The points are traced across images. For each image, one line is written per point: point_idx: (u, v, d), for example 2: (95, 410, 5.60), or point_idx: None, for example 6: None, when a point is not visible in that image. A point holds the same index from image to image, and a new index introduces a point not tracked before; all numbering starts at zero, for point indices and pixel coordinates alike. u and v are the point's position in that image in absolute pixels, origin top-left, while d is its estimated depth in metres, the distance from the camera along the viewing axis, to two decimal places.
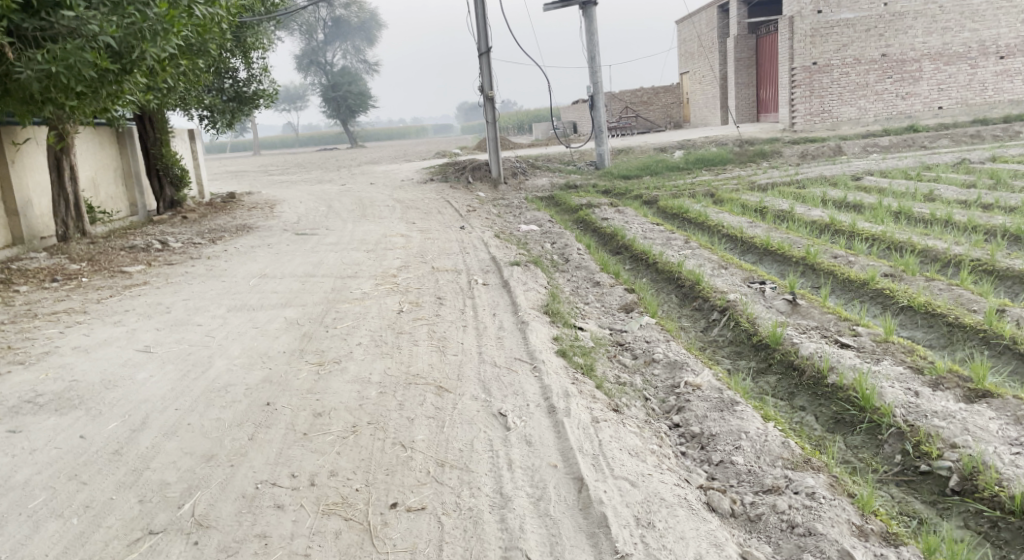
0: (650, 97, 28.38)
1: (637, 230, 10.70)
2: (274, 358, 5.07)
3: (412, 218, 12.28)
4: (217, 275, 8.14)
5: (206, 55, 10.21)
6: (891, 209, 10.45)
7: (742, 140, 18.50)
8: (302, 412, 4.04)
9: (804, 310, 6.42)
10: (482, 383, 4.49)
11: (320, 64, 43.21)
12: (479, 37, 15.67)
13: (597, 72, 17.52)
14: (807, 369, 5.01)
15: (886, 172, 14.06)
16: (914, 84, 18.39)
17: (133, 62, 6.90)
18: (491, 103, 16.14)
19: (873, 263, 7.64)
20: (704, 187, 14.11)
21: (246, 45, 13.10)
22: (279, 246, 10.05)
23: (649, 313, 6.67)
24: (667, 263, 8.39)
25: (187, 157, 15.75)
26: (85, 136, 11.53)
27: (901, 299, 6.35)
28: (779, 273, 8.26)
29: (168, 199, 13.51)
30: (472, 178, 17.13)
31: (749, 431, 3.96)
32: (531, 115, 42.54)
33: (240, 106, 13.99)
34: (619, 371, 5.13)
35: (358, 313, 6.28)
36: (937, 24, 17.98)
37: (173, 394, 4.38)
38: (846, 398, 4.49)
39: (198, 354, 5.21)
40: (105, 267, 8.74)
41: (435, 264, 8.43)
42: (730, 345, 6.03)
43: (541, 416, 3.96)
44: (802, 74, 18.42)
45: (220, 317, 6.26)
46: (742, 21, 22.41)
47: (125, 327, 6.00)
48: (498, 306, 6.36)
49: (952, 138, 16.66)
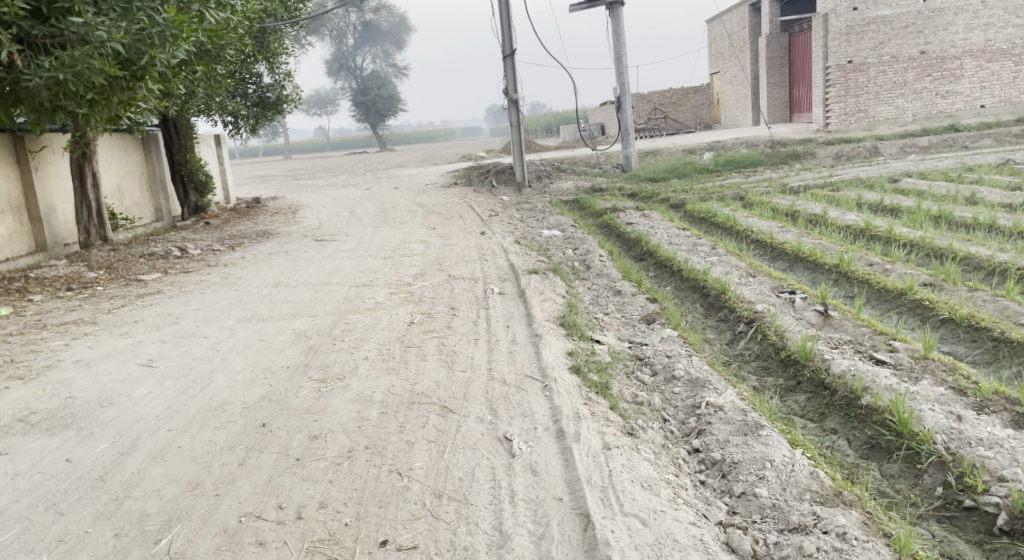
0: (680, 97, 27.94)
1: (662, 235, 10.39)
2: (277, 374, 4.87)
3: (433, 223, 12.10)
4: (231, 284, 8.00)
5: (225, 61, 10.12)
6: (930, 213, 10.04)
7: (773, 142, 18.06)
8: (298, 434, 3.83)
9: (837, 322, 6.08)
10: (489, 403, 4.24)
11: (350, 69, 43.39)
12: (503, 39, 15.46)
13: (624, 73, 17.20)
14: (839, 388, 4.70)
15: (925, 174, 13.56)
16: (954, 82, 17.80)
17: (143, 69, 6.76)
18: (516, 106, 15.92)
19: (912, 271, 7.28)
20: (732, 190, 13.74)
21: (270, 50, 13.01)
22: (298, 253, 9.92)
23: (672, 325, 6.37)
24: (692, 271, 8.09)
25: (212, 162, 15.75)
26: (109, 142, 11.50)
27: (942, 312, 6.02)
28: (810, 281, 7.92)
29: (193, 205, 13.48)
30: (497, 182, 16.90)
31: (774, 460, 3.67)
32: (559, 117, 42.24)
33: (263, 111, 13.92)
34: (636, 389, 4.85)
35: (368, 324, 6.06)
36: (979, 20, 17.40)
37: (168, 413, 4.19)
38: (883, 422, 4.18)
39: (200, 369, 5.02)
40: (122, 275, 8.66)
41: (452, 272, 8.21)
42: (756, 359, 5.72)
43: (549, 441, 3.71)
44: (837, 73, 17.83)
45: (228, 328, 6.09)
46: (775, 20, 21.92)
47: (131, 339, 5.84)
48: (512, 317, 6.10)
49: (994, 138, 16.08)
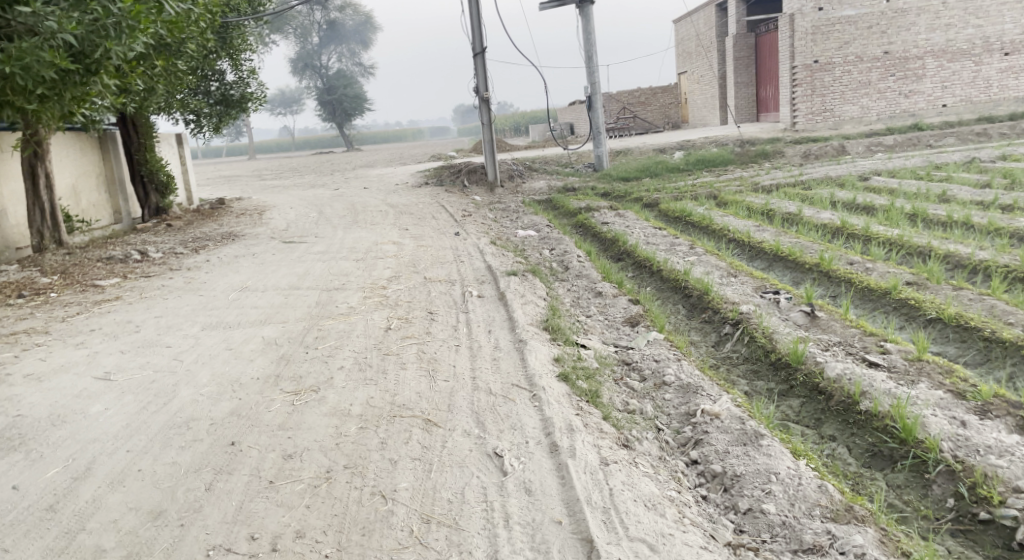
0: (648, 97, 27.95)
1: (639, 235, 10.23)
2: (247, 386, 4.57)
3: (405, 224, 11.80)
4: (195, 289, 7.63)
5: (184, 56, 9.72)
6: (905, 211, 10.00)
7: (743, 140, 18.06)
8: (271, 454, 3.55)
9: (825, 323, 5.92)
10: (475, 415, 4.00)
11: (316, 68, 42.76)
12: (473, 37, 15.22)
13: (595, 72, 17.04)
14: (835, 392, 4.53)
15: (894, 172, 13.59)
16: (917, 81, 17.93)
17: (98, 63, 6.41)
18: (487, 105, 15.67)
19: (893, 270, 7.19)
20: (706, 189, 13.63)
21: (233, 46, 12.58)
22: (264, 256, 9.56)
23: (657, 328, 6.17)
24: (671, 271, 7.91)
25: (174, 162, 15.24)
26: (63, 142, 11.03)
27: (929, 312, 5.91)
28: (791, 280, 7.79)
29: (153, 206, 12.99)
30: (468, 181, 16.63)
31: (778, 472, 3.47)
32: (527, 117, 42.05)
33: (227, 110, 13.47)
34: (627, 396, 4.64)
35: (342, 331, 5.78)
36: (940, 21, 17.55)
37: (127, 432, 3.89)
38: (885, 429, 4.02)
39: (163, 382, 4.69)
40: (77, 280, 8.24)
41: (427, 274, 7.94)
42: (745, 362, 5.55)
43: (543, 457, 3.49)
44: (803, 72, 17.95)
45: (193, 336, 5.76)
46: (741, 20, 21.98)
47: (88, 349, 5.50)
48: (493, 322, 5.85)
49: (958, 136, 16.21)
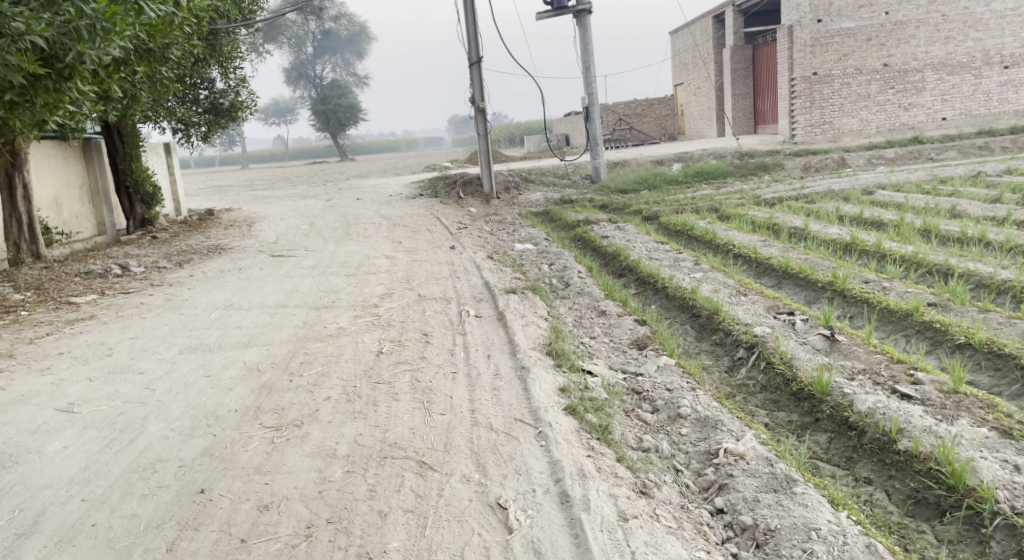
0: (644, 108, 27.67)
1: (641, 249, 9.86)
2: (223, 420, 4.15)
3: (398, 236, 11.40)
4: (175, 307, 7.22)
5: (167, 62, 9.31)
6: (916, 226, 9.67)
7: (741, 152, 17.74)
8: (244, 504, 3.20)
9: (847, 348, 5.52)
10: (475, 455, 3.62)
11: (310, 78, 42.29)
12: (469, 46, 14.89)
13: (593, 83, 16.71)
14: (868, 428, 4.14)
15: (898, 186, 13.28)
16: (917, 94, 17.65)
17: (70, 67, 6.00)
18: (482, 115, 15.30)
19: (913, 290, 6.83)
20: (706, 202, 13.29)
21: (222, 54, 12.18)
22: (251, 270, 9.15)
23: (667, 352, 5.76)
24: (678, 289, 7.53)
25: (162, 173, 14.81)
26: (44, 151, 10.60)
27: (957, 336, 5.55)
28: (804, 299, 7.42)
29: (139, 218, 12.51)
30: (463, 193, 16.21)
31: (819, 529, 3.13)
32: (521, 127, 41.74)
33: (216, 119, 13.06)
34: (640, 432, 4.23)
35: (330, 355, 5.35)
36: (940, 34, 17.30)
37: (83, 476, 3.52)
38: (929, 473, 3.68)
39: (131, 415, 4.28)
40: (51, 297, 7.84)
41: (421, 291, 7.53)
42: (764, 391, 5.15)
43: (552, 509, 3.15)
44: (802, 84, 17.61)
45: (169, 361, 5.34)
46: (739, 31, 21.67)
47: (53, 376, 5.08)
48: (493, 346, 5.45)
49: (959, 149, 15.93)
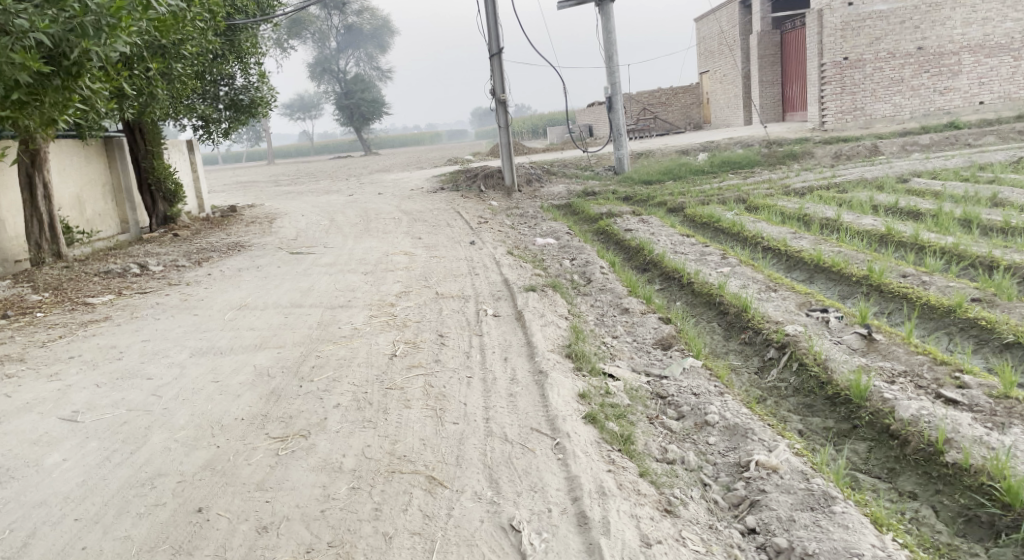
0: (669, 98, 27.22)
1: (665, 243, 9.57)
2: (228, 430, 3.98)
3: (418, 232, 11.22)
4: (190, 308, 7.08)
5: (183, 58, 9.18)
6: (956, 215, 9.27)
7: (769, 141, 17.31)
8: (242, 525, 3.06)
9: (885, 348, 5.21)
10: (488, 468, 3.41)
11: (333, 72, 42.24)
12: (490, 37, 14.64)
13: (616, 73, 16.38)
14: (912, 437, 3.88)
15: (936, 173, 12.81)
16: (953, 78, 17.04)
17: (78, 64, 5.88)
18: (504, 107, 15.05)
19: (955, 285, 6.49)
20: (733, 192, 12.93)
21: (241, 49, 12.03)
22: (269, 268, 9.01)
23: (693, 353, 5.49)
24: (704, 284, 7.24)
25: (184, 170, 14.76)
26: (65, 149, 10.53)
27: (1005, 335, 5.25)
28: (837, 295, 7.10)
29: (161, 215, 12.43)
30: (485, 186, 15.97)
31: (862, 554, 2.89)
32: (545, 119, 41.42)
33: (236, 115, 12.93)
34: (665, 442, 3.98)
35: (342, 358, 5.16)
36: (977, 15, 16.67)
37: (79, 493, 3.39)
38: (981, 488, 3.44)
39: (134, 423, 4.14)
40: (69, 297, 7.76)
41: (439, 289, 7.34)
42: (797, 395, 4.87)
43: (569, 532, 2.95)
44: (833, 70, 17.14)
45: (178, 365, 5.18)
46: (766, 17, 21.18)
47: (61, 381, 4.96)
48: (511, 348, 5.22)
49: (998, 134, 15.35)
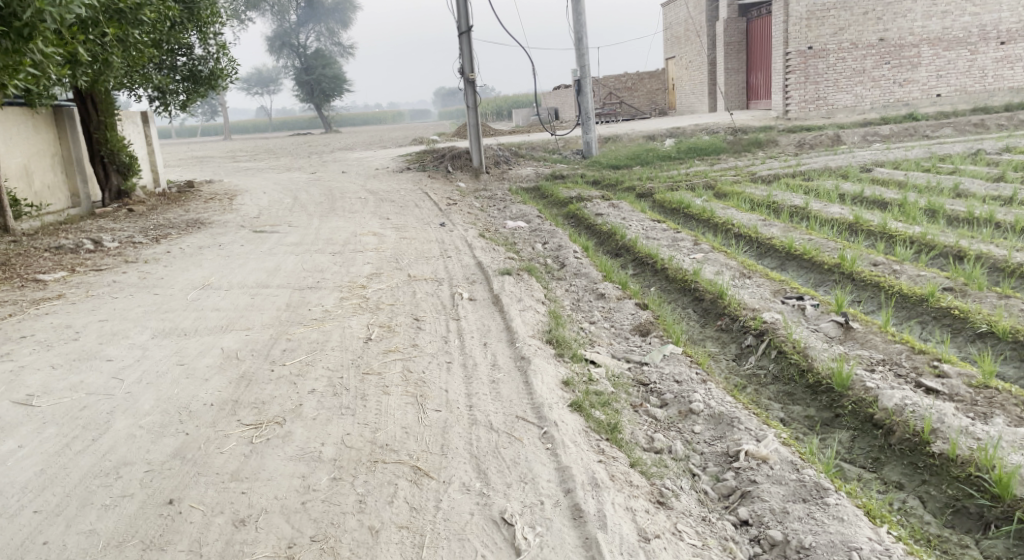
0: (635, 82, 27.21)
1: (637, 228, 9.50)
2: (197, 416, 3.79)
3: (386, 212, 10.99)
4: (149, 286, 6.80)
5: (140, 24, 8.79)
6: (921, 205, 9.38)
7: (735, 128, 17.38)
8: (217, 519, 2.93)
9: (863, 336, 5.20)
10: (475, 458, 3.31)
11: (292, 46, 41.25)
12: (459, 15, 14.37)
13: (585, 55, 16.25)
14: (897, 427, 3.88)
15: (898, 163, 12.97)
16: (912, 70, 17.28)
17: (30, 26, 5.54)
18: (472, 87, 14.80)
19: (925, 274, 6.54)
20: (701, 178, 12.93)
21: (200, 18, 11.59)
22: (232, 247, 8.72)
23: (672, 339, 5.41)
24: (679, 271, 7.18)
25: (139, 143, 14.24)
26: (12, 116, 10.03)
27: (979, 325, 5.30)
28: (809, 283, 7.11)
29: (114, 188, 11.98)
30: (452, 166, 15.75)
31: (860, 548, 2.88)
32: (509, 100, 41.17)
33: (195, 87, 12.49)
34: (651, 430, 3.91)
35: (315, 342, 4.98)
36: (937, 8, 16.90)
37: (39, 483, 3.20)
38: (969, 479, 3.47)
39: (96, 408, 3.93)
40: (17, 273, 7.40)
41: (411, 272, 7.16)
42: (777, 382, 4.83)
43: (564, 526, 2.90)
44: (796, 59, 17.17)
45: (140, 347, 4.95)
46: (733, 4, 21.30)
47: (13, 363, 4.69)
48: (489, 333, 5.09)
49: (955, 126, 15.60)
